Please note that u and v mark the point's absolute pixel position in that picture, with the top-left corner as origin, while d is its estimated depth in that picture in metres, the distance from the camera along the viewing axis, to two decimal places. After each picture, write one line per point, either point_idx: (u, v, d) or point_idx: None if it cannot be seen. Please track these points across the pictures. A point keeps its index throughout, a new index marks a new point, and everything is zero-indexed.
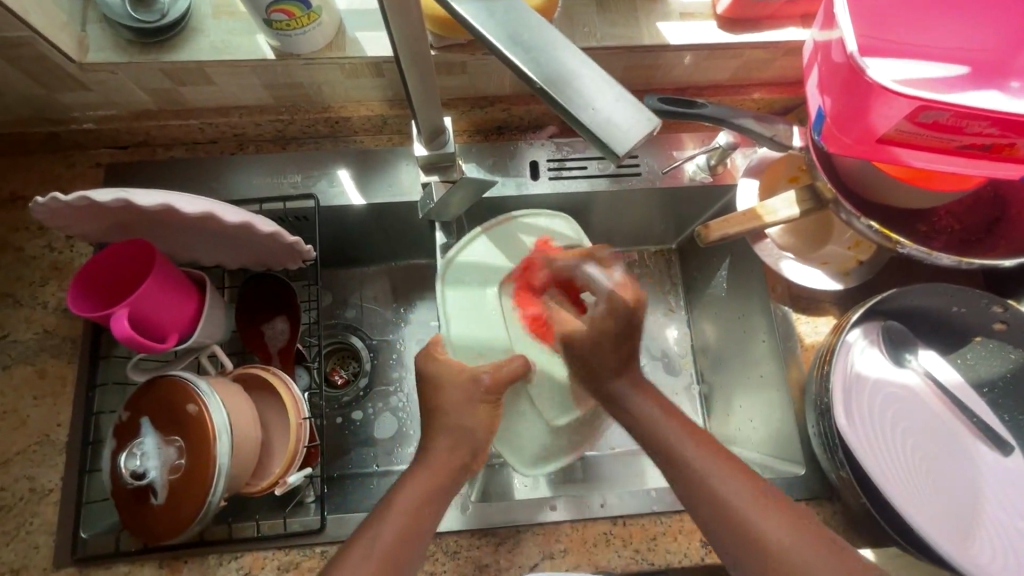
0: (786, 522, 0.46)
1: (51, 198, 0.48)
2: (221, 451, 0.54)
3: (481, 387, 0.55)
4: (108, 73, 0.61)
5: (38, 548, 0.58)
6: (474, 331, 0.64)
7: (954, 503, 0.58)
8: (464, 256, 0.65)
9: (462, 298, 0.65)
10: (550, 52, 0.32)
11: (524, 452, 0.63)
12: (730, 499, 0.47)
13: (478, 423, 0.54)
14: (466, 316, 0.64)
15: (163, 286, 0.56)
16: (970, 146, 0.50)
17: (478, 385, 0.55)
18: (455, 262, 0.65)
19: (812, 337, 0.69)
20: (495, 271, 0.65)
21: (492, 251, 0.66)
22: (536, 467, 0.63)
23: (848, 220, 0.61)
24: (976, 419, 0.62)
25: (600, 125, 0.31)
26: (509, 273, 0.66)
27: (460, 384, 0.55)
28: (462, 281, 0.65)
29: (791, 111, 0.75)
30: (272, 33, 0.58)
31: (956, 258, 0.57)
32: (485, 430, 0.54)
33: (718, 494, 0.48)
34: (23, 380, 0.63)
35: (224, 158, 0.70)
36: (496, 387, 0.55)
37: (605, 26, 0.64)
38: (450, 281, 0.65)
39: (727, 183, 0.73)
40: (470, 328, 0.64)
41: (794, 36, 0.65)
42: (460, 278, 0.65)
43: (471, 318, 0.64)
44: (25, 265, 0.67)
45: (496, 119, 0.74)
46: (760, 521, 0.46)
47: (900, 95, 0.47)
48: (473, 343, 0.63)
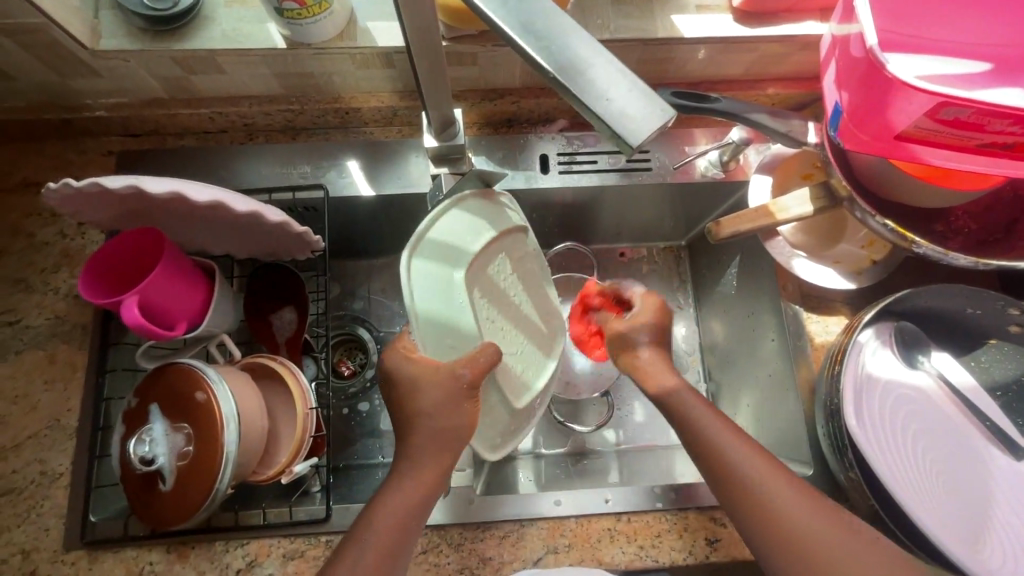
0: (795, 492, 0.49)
1: (63, 184, 0.48)
2: (229, 439, 0.55)
3: (462, 383, 0.52)
4: (120, 61, 0.61)
5: (48, 531, 0.59)
6: (442, 318, 0.55)
7: (965, 507, 0.57)
8: (433, 232, 0.57)
9: (430, 280, 0.55)
10: (563, 40, 0.32)
11: (494, 434, 0.60)
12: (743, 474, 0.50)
13: (461, 421, 0.53)
14: (434, 297, 0.55)
15: (172, 276, 0.56)
16: (991, 144, 0.50)
17: (458, 383, 0.52)
18: (426, 239, 0.57)
19: (822, 337, 0.68)
20: (464, 252, 0.58)
21: (466, 232, 0.59)
22: (499, 451, 0.61)
23: (862, 219, 0.60)
24: (988, 423, 0.62)
25: (614, 116, 0.30)
26: (476, 259, 0.58)
27: (440, 382, 0.52)
28: (429, 259, 0.56)
29: (807, 107, 0.74)
30: (284, 21, 0.57)
31: (973, 259, 0.56)
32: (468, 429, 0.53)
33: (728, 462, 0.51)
34: (35, 365, 0.64)
35: (234, 148, 0.71)
36: (478, 382, 0.53)
37: (619, 18, 0.63)
38: (417, 255, 0.56)
39: (739, 179, 0.73)
40: (439, 315, 0.55)
41: (811, 30, 0.64)
42: (428, 255, 0.56)
43: (439, 303, 0.55)
44: (38, 251, 0.68)
45: (506, 112, 0.73)
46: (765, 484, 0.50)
47: (922, 91, 0.47)
48: (443, 329, 0.55)
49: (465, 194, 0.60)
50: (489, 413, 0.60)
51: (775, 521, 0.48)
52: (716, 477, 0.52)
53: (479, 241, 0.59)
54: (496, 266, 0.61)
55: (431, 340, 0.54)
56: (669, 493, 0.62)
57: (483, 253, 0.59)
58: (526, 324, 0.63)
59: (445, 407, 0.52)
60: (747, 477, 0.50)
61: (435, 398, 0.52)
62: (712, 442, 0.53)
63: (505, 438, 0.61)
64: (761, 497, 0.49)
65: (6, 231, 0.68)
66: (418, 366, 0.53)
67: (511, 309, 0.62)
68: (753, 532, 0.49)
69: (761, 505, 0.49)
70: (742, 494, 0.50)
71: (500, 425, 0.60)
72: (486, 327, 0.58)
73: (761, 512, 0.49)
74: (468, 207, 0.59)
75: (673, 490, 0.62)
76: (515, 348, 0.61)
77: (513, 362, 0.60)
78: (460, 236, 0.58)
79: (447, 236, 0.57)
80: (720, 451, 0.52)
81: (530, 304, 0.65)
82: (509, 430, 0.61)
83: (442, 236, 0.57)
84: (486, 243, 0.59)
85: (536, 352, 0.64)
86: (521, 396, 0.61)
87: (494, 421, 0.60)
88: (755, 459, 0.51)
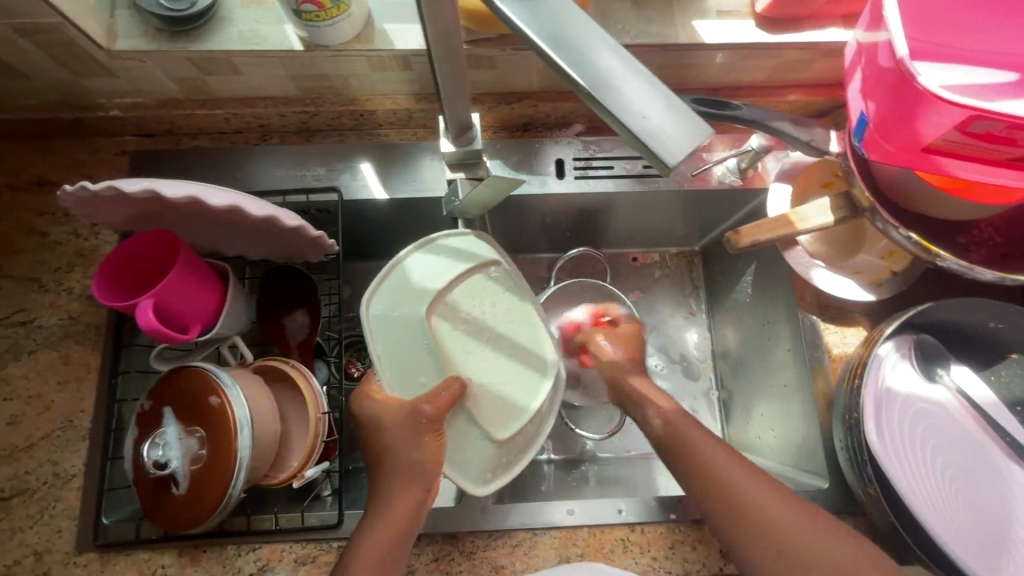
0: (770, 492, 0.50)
1: (80, 187, 0.48)
2: (242, 443, 0.54)
3: (423, 418, 0.54)
4: (136, 62, 0.61)
5: (60, 533, 0.59)
6: (403, 354, 0.58)
7: (984, 523, 0.56)
8: (399, 270, 0.61)
9: (391, 321, 0.59)
10: (598, 54, 0.31)
11: (478, 469, 0.58)
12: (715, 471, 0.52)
13: (425, 456, 0.54)
14: (394, 335, 0.59)
15: (187, 278, 0.56)
16: (1021, 158, 0.49)
17: (418, 418, 0.54)
18: (387, 282, 0.61)
19: (840, 348, 0.67)
20: (426, 290, 0.60)
21: (428, 270, 0.61)
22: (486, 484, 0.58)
23: (884, 230, 0.59)
24: (1008, 438, 0.61)
25: (648, 134, 0.30)
26: (439, 294, 0.60)
27: (400, 421, 0.54)
28: (393, 297, 0.60)
29: (828, 114, 0.73)
30: (302, 24, 0.57)
31: (998, 274, 0.56)
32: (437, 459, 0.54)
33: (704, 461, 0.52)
34: (48, 366, 0.64)
35: (248, 149, 0.70)
36: (439, 416, 0.54)
37: (641, 23, 0.62)
38: (379, 300, 0.60)
39: (757, 187, 0.72)
40: (400, 354, 0.58)
41: (835, 37, 0.63)
42: (389, 297, 0.60)
43: (400, 341, 0.59)
44: (51, 251, 0.67)
45: (522, 116, 0.72)
46: (734, 477, 0.51)
47: (952, 104, 0.46)
48: (404, 366, 0.58)
49: (435, 237, 0.62)
50: (473, 443, 0.58)
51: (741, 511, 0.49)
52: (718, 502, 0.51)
53: (445, 276, 0.61)
54: (469, 296, 0.61)
55: (394, 376, 0.58)
56: (684, 504, 0.62)
57: (451, 288, 0.61)
58: (518, 350, 0.61)
59: (412, 441, 0.54)
60: (748, 499, 0.50)
61: (398, 432, 0.54)
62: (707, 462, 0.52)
63: (494, 471, 0.58)
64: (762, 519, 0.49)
65: (20, 229, 0.67)
66: (384, 405, 0.56)
67: (493, 336, 0.61)
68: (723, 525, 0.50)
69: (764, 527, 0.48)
70: (742, 514, 0.49)
71: (485, 458, 0.58)
72: (460, 358, 0.59)
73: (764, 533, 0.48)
74: (437, 247, 0.62)
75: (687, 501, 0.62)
76: (500, 374, 0.60)
77: (497, 390, 0.59)
78: (423, 273, 0.61)
79: (412, 276, 0.61)
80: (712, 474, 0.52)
81: (522, 327, 0.62)
82: (498, 463, 0.59)
83: (407, 275, 0.61)
84: (453, 278, 0.61)
85: (530, 376, 0.61)
86: (506, 423, 0.58)
87: (479, 452, 0.58)
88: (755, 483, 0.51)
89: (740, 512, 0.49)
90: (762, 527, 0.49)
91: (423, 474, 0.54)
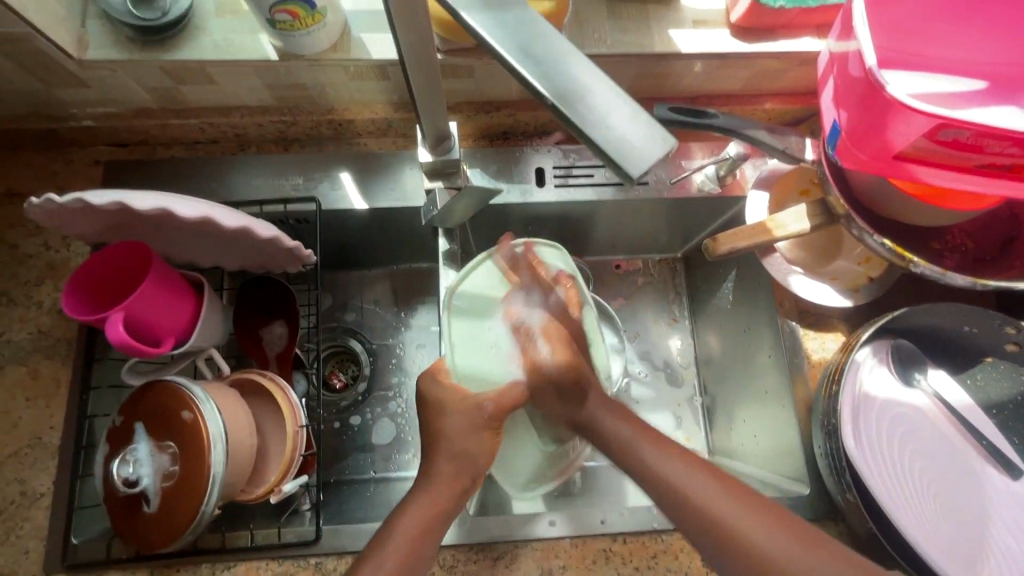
0: (700, 478, 0.49)
1: (46, 200, 0.47)
2: (216, 460, 0.53)
3: (483, 414, 0.53)
4: (108, 71, 0.60)
5: (28, 553, 0.57)
6: (474, 350, 0.54)
7: (961, 528, 0.57)
8: (465, 285, 0.56)
9: (465, 328, 0.54)
10: (563, 67, 0.31)
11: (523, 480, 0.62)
12: (645, 464, 0.50)
13: None
14: (478, 331, 0.54)
15: (160, 290, 0.55)
16: (990, 165, 0.50)
17: (479, 412, 0.54)
18: (457, 290, 0.55)
19: (819, 354, 0.68)
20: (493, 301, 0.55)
21: (495, 279, 0.56)
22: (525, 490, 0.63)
23: (859, 237, 0.60)
24: (985, 442, 0.61)
25: (613, 146, 0.30)
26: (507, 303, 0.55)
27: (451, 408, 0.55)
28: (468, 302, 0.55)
29: (803, 122, 0.74)
30: (276, 33, 0.56)
31: (970, 280, 0.56)
32: (480, 454, 0.54)
33: (635, 456, 0.51)
34: (16, 381, 0.62)
35: (224, 159, 0.69)
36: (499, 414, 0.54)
37: (616, 33, 0.63)
38: (452, 309, 0.55)
39: (735, 195, 0.72)
40: (472, 358, 0.54)
41: (808, 47, 0.63)
42: (463, 309, 0.55)
43: (470, 339, 0.54)
44: (21, 264, 0.66)
45: (500, 124, 0.73)
46: (664, 468, 0.49)
47: (920, 113, 0.46)
48: (480, 370, 0.54)
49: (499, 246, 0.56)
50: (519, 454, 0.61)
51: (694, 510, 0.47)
52: (681, 513, 0.48)
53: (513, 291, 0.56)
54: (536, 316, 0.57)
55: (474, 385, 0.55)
56: (666, 512, 0.61)
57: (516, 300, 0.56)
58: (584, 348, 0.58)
59: (446, 427, 0.54)
60: (711, 510, 0.47)
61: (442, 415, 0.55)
62: (659, 468, 0.50)
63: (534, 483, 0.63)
64: (687, 496, 0.48)
65: None
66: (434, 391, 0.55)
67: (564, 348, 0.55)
68: (687, 528, 0.48)
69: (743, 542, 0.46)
70: (678, 502, 0.48)
71: (526, 471, 0.62)
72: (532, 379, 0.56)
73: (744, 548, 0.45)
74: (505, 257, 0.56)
75: None
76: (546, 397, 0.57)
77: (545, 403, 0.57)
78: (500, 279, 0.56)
79: (486, 283, 0.56)
80: (664, 478, 0.49)
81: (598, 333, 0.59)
82: (538, 475, 0.63)
83: (479, 277, 0.55)
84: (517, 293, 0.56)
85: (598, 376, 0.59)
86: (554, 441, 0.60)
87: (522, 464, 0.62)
88: (710, 485, 0.48)
89: (688, 510, 0.48)
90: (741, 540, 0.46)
91: (451, 459, 0.53)
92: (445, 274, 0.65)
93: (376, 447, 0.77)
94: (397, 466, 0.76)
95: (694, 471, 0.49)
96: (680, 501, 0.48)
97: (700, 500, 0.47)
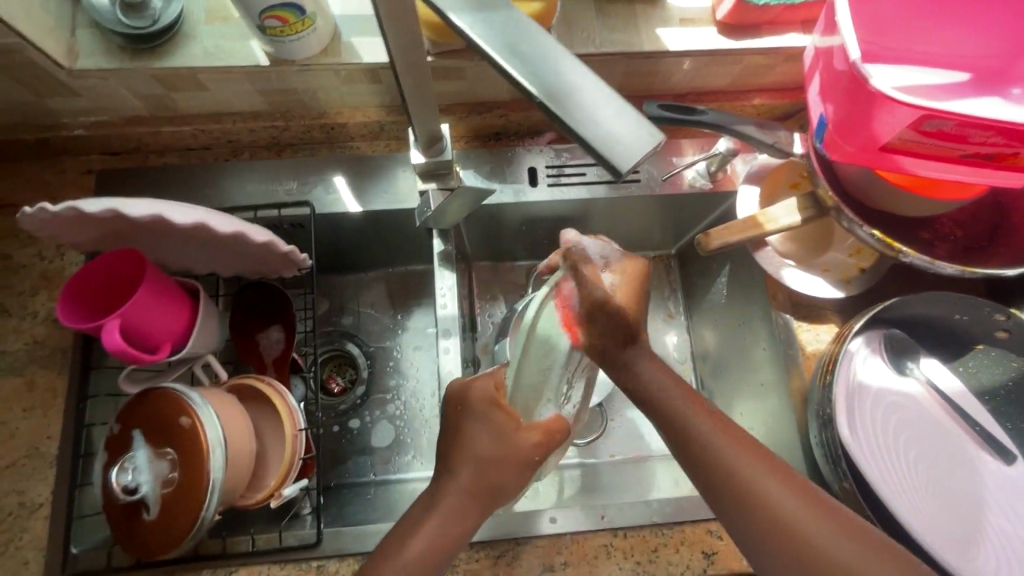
0: (745, 453, 0.45)
1: (40, 208, 0.47)
2: (215, 465, 0.53)
3: None
4: (99, 80, 0.60)
5: (27, 564, 0.57)
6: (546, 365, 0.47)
7: (957, 513, 0.58)
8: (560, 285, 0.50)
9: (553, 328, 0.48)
10: (549, 64, 0.32)
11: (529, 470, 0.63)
12: (699, 442, 0.45)
13: None
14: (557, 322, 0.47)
15: (156, 297, 0.55)
16: (974, 155, 0.50)
17: None
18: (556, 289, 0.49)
19: (813, 345, 0.69)
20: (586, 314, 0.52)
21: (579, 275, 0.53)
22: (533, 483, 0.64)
23: (849, 228, 0.61)
24: (978, 428, 0.62)
25: (599, 140, 0.30)
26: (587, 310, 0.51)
27: None
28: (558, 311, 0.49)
29: (792, 117, 0.75)
30: (266, 39, 0.57)
31: (959, 268, 0.57)
32: None
33: (691, 439, 0.45)
34: (12, 392, 0.62)
35: (217, 165, 0.70)
36: None
37: (605, 31, 0.63)
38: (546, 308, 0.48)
39: (726, 190, 0.73)
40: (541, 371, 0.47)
41: (794, 42, 0.64)
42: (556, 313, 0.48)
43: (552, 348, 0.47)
44: (15, 274, 0.66)
45: (493, 125, 0.73)
46: (716, 447, 0.45)
47: (904, 104, 0.47)
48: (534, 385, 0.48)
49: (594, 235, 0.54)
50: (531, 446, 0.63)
51: (751, 497, 0.43)
52: (735, 503, 0.44)
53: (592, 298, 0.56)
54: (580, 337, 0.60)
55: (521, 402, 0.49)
56: (665, 506, 0.62)
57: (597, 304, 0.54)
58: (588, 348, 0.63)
59: None
60: (761, 491, 0.43)
61: None
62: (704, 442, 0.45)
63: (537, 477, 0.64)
64: (736, 476, 0.44)
65: None
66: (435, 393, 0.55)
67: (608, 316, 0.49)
68: (740, 519, 0.44)
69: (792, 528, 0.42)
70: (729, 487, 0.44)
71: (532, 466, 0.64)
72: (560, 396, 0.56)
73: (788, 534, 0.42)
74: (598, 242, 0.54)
75: (668, 503, 0.62)
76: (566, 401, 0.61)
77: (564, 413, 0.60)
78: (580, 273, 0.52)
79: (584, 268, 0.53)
80: (711, 451, 0.45)
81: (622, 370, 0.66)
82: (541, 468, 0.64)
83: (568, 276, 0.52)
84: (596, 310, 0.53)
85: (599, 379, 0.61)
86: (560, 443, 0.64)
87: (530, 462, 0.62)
88: (759, 463, 0.44)
89: (741, 500, 0.43)
90: (783, 522, 0.42)
91: None
92: (441, 275, 0.66)
93: (376, 450, 0.77)
94: (397, 468, 0.76)
95: (739, 446, 0.45)
96: (732, 489, 0.44)
97: (753, 481, 0.43)
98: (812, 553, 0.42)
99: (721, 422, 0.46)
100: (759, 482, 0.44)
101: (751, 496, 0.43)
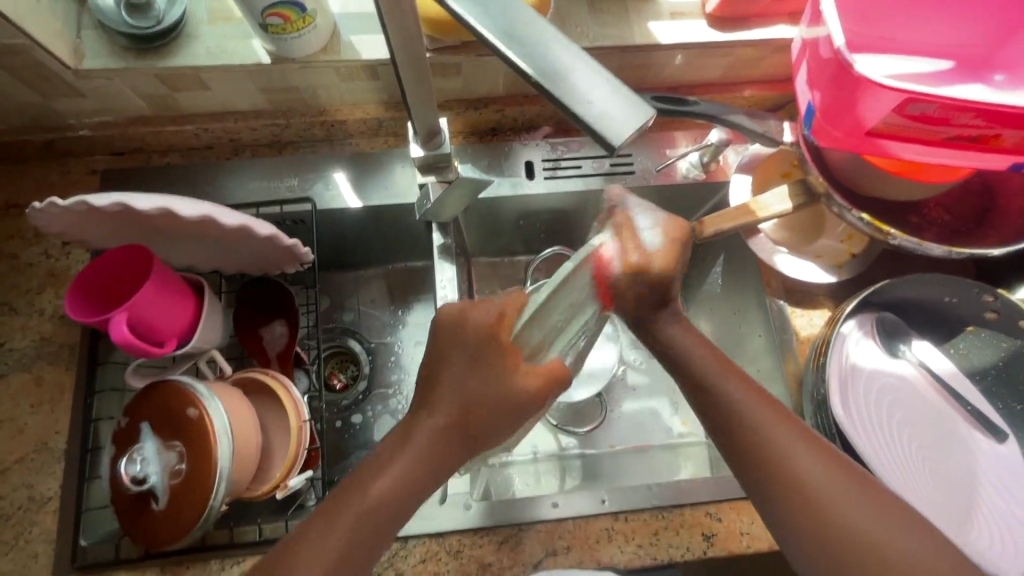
0: (773, 417, 0.47)
1: (50, 203, 0.48)
2: (222, 455, 0.54)
3: None
4: (105, 80, 0.61)
5: (37, 557, 0.58)
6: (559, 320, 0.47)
7: (952, 489, 0.59)
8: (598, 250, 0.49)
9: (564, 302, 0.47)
10: (544, 48, 0.33)
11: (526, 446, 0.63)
12: (731, 402, 0.48)
13: None
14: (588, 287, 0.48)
15: (162, 291, 0.56)
16: (958, 137, 0.52)
17: None
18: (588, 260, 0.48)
19: (807, 330, 0.70)
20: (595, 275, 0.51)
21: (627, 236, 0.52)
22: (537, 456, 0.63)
23: (840, 213, 0.63)
24: (970, 408, 0.63)
25: (594, 117, 0.31)
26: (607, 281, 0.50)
27: None
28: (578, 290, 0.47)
29: (782, 108, 0.77)
30: (268, 37, 0.58)
31: (946, 249, 0.59)
32: None
33: (723, 398, 0.48)
34: (21, 388, 0.63)
35: (220, 164, 0.71)
36: None
37: (598, 26, 0.65)
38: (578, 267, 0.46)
39: (719, 180, 0.75)
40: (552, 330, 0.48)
41: (782, 34, 0.66)
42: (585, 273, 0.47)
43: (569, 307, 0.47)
44: (21, 273, 0.67)
45: (490, 120, 0.75)
46: (744, 407, 0.47)
47: (888, 89, 0.48)
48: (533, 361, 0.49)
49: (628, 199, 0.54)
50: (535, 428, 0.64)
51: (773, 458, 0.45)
52: (754, 461, 0.46)
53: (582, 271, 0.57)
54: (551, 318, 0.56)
55: None
56: (665, 489, 0.63)
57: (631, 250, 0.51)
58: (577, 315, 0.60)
59: None
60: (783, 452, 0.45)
61: None
62: (739, 409, 0.47)
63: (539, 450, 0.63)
64: (760, 436, 0.46)
65: None
66: None
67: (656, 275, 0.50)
68: (758, 478, 0.46)
69: (801, 485, 0.44)
70: (755, 447, 0.46)
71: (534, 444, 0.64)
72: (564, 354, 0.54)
73: (798, 489, 0.44)
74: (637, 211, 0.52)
75: (669, 487, 0.63)
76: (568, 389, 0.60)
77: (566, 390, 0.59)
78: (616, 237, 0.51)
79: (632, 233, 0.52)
80: (741, 413, 0.47)
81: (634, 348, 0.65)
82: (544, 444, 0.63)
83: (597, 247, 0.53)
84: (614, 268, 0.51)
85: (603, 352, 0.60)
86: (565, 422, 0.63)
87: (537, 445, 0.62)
88: (784, 428, 0.46)
89: (762, 459, 0.45)
90: (793, 478, 0.44)
91: None
92: (441, 267, 0.68)
93: None
94: None
95: (768, 411, 0.47)
96: (755, 448, 0.46)
97: (775, 443, 0.45)
98: (818, 512, 0.43)
99: (752, 388, 0.48)
100: (785, 449, 0.45)
101: (771, 457, 0.45)
